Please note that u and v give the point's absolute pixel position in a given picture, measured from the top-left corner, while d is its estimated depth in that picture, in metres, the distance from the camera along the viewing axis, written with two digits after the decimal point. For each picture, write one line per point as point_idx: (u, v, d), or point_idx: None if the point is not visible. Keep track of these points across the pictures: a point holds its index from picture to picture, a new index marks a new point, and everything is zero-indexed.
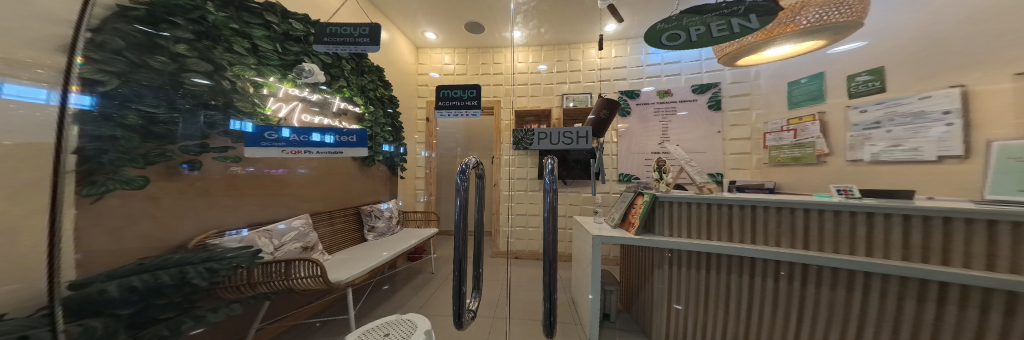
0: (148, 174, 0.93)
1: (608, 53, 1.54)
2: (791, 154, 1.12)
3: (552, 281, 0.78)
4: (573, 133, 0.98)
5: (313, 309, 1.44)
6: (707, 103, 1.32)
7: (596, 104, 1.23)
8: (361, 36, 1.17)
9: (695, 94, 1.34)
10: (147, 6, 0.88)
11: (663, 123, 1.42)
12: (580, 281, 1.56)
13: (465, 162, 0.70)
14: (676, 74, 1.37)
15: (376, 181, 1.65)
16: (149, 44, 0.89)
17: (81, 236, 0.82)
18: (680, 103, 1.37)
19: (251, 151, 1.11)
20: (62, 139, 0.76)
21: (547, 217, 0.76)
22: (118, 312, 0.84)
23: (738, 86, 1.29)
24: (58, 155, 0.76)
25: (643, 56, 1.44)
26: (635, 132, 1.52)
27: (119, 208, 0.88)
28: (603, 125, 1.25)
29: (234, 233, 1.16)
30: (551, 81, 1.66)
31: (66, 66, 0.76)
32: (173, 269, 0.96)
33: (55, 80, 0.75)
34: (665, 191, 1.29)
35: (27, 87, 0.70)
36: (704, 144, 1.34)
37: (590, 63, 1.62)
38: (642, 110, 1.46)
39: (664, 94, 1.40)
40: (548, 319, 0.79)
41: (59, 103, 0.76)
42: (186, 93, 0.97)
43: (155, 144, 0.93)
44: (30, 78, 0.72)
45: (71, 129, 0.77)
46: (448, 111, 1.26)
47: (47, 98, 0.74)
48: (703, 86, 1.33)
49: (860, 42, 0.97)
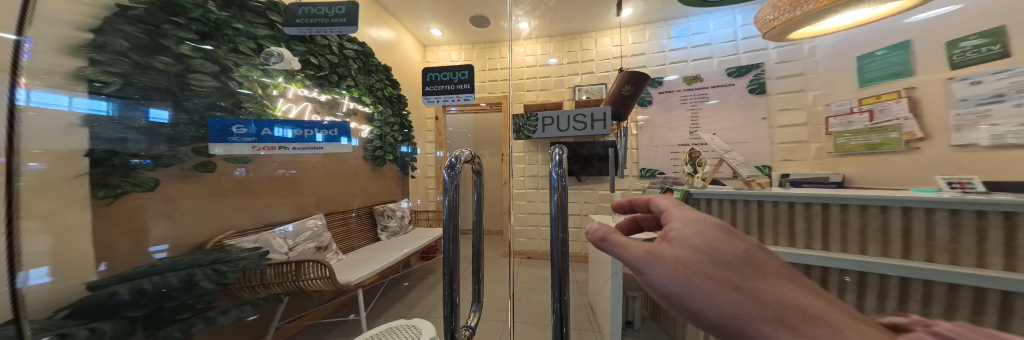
0: (160, 176, 0.94)
1: (624, 41, 1.44)
2: (865, 140, 0.88)
3: (562, 286, 0.66)
4: (586, 116, 0.84)
5: (327, 310, 1.36)
6: (748, 87, 1.13)
7: (615, 80, 1.08)
8: (335, 16, 1.07)
9: (731, 79, 1.17)
10: (146, 5, 0.89)
11: (692, 112, 1.24)
12: (598, 285, 1.42)
13: (454, 156, 0.59)
14: (707, 58, 1.22)
15: (390, 181, 1.57)
16: (152, 45, 0.91)
17: (99, 238, 0.84)
18: (712, 89, 1.21)
19: (213, 147, 1.03)
20: (13, 143, 0.69)
21: (553, 217, 0.65)
22: (130, 314, 0.85)
23: (785, 67, 1.08)
24: (10, 159, 0.69)
25: (665, 41, 1.31)
26: (657, 123, 1.33)
27: (134, 209, 0.90)
28: (627, 104, 1.07)
29: (282, 229, 1.26)
30: (562, 74, 1.52)
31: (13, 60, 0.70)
32: (182, 271, 0.96)
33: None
34: (700, 186, 1.16)
35: (80, 99, 0.79)
36: (744, 132, 1.13)
37: (603, 52, 1.52)
38: (665, 99, 1.31)
39: (692, 80, 1.24)
40: (559, 330, 0.68)
41: (15, 103, 0.70)
42: (192, 93, 0.98)
43: (166, 146, 0.94)
44: (42, 84, 0.73)
45: (22, 133, 0.71)
46: (438, 97, 1.03)
47: (106, 109, 0.83)
48: (740, 69, 1.15)
49: (952, 7, 0.77)
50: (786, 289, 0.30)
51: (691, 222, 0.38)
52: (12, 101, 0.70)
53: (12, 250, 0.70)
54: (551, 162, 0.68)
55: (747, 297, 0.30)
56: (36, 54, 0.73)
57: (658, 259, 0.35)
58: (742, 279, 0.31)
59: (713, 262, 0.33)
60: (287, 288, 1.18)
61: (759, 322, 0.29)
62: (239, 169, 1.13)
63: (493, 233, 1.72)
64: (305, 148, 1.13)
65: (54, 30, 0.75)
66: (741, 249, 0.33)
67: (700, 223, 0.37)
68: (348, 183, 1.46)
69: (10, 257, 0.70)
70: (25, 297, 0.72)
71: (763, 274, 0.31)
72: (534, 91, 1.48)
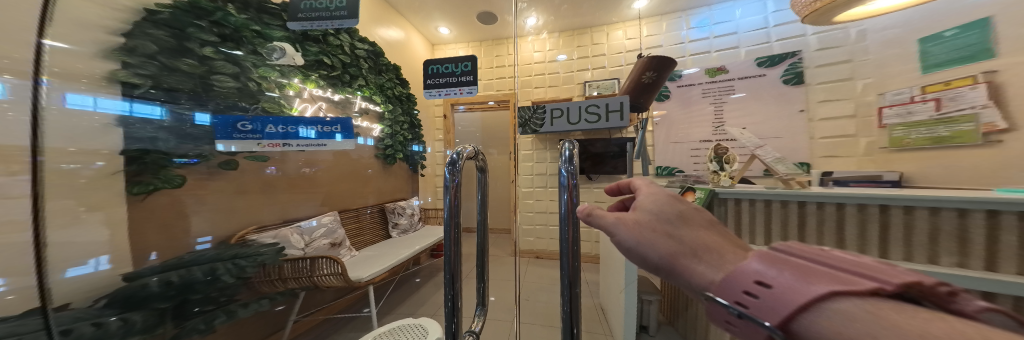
0: (186, 174, 0.99)
1: (638, 34, 1.50)
2: (930, 134, 0.75)
3: (571, 288, 0.63)
4: (599, 106, 0.78)
5: (342, 304, 1.39)
6: (781, 77, 1.15)
7: (635, 67, 1.00)
8: (337, 9, 0.92)
9: (761, 69, 1.20)
10: (170, 9, 0.95)
11: (716, 106, 1.31)
12: (609, 286, 1.37)
13: (455, 152, 0.59)
14: (733, 47, 1.25)
15: (402, 178, 1.62)
16: (177, 48, 0.96)
17: (134, 232, 0.91)
18: (739, 81, 1.26)
19: (222, 143, 1.04)
20: (37, 141, 0.74)
21: (564, 216, 0.61)
22: (159, 306, 0.91)
23: (826, 54, 0.99)
24: (37, 154, 0.75)
25: (685, 33, 1.36)
26: (675, 118, 1.41)
27: (165, 205, 0.96)
28: (649, 91, 0.97)
29: (308, 223, 1.33)
30: (574, 70, 1.58)
31: (35, 58, 0.74)
32: (205, 265, 1.01)
33: (21, 70, 0.72)
34: (727, 185, 1.07)
35: (138, 104, 0.89)
36: (776, 128, 1.15)
37: (616, 46, 1.55)
38: (685, 92, 1.39)
39: (715, 72, 1.31)
40: (569, 331, 0.64)
41: (35, 105, 0.74)
42: (216, 94, 1.03)
43: (193, 145, 0.99)
44: (64, 83, 0.78)
45: (46, 132, 0.76)
46: (439, 91, 0.96)
47: (159, 114, 0.92)
48: (773, 59, 1.15)
49: None
50: (709, 236, 0.35)
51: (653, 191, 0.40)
52: (65, 104, 0.78)
53: (37, 242, 0.74)
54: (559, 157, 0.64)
55: (684, 246, 0.33)
56: (55, 55, 0.76)
57: (623, 222, 0.36)
58: (681, 232, 0.34)
59: (665, 223, 0.35)
60: (303, 283, 1.20)
61: (686, 260, 0.32)
62: (271, 168, 1.21)
63: (499, 231, 1.70)
64: (311, 146, 1.12)
65: (80, 36, 0.81)
66: (684, 206, 0.37)
67: (660, 193, 0.39)
68: (363, 182, 1.51)
69: (36, 246, 0.74)
70: (53, 287, 0.76)
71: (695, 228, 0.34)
72: (541, 88, 1.55)
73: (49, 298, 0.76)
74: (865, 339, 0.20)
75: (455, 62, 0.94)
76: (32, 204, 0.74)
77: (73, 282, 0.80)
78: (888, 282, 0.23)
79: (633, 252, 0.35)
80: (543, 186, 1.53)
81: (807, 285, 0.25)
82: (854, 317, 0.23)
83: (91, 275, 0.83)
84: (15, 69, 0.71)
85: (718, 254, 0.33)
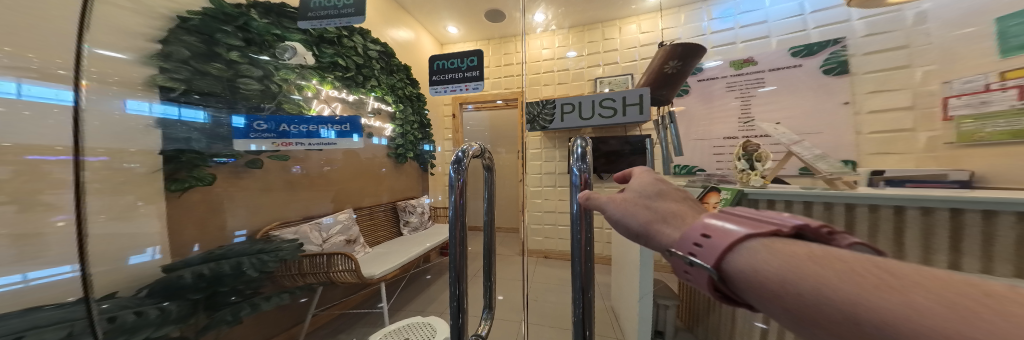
0: (217, 173, 1.06)
1: (653, 27, 1.35)
2: (1007, 126, 0.65)
3: (587, 291, 0.60)
4: (614, 100, 0.74)
5: (355, 301, 1.42)
6: (822, 66, 1.03)
7: (657, 55, 0.94)
8: (344, 6, 0.91)
9: (797, 59, 1.07)
10: (200, 16, 1.03)
11: (743, 100, 1.16)
12: (622, 289, 1.31)
13: (461, 150, 0.58)
14: (762, 37, 1.09)
15: (413, 177, 1.62)
16: (207, 53, 1.04)
17: (174, 226, 0.99)
18: (769, 72, 1.11)
19: (236, 142, 1.09)
20: (78, 140, 0.83)
21: (576, 215, 0.59)
22: (191, 296, 0.99)
23: (876, 40, 0.90)
24: (78, 154, 0.84)
25: (706, 24, 1.19)
26: (694, 114, 1.25)
27: (200, 201, 1.03)
28: (672, 84, 0.92)
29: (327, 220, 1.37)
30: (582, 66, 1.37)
31: (74, 62, 0.83)
32: (233, 259, 1.07)
33: (65, 79, 0.82)
34: (760, 185, 0.93)
35: (186, 109, 1.00)
36: (816, 122, 1.02)
37: (628, 40, 1.39)
38: (706, 87, 1.22)
39: (743, 64, 1.14)
40: (582, 332, 0.61)
41: (77, 105, 0.83)
42: (241, 96, 1.10)
43: (223, 145, 1.07)
44: (98, 85, 0.86)
45: (86, 130, 0.85)
46: (445, 87, 0.96)
47: (201, 117, 1.02)
48: (811, 48, 1.03)
49: None
50: (673, 207, 0.42)
51: (644, 179, 0.48)
52: (126, 109, 0.90)
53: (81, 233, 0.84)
54: (571, 156, 0.60)
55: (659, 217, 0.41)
56: (92, 61, 0.85)
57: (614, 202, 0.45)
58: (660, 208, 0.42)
59: (648, 202, 0.44)
60: (320, 278, 1.25)
61: (658, 226, 0.40)
62: (296, 167, 1.27)
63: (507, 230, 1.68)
64: (320, 145, 1.14)
65: (120, 43, 0.89)
66: (666, 188, 0.45)
67: (649, 180, 0.47)
68: (377, 180, 1.54)
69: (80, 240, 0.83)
70: (94, 281, 0.85)
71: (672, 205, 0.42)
72: (550, 85, 1.42)
73: (91, 288, 0.85)
74: (770, 266, 0.28)
75: (462, 58, 0.92)
76: (76, 201, 0.83)
77: (124, 272, 0.90)
78: (790, 224, 0.30)
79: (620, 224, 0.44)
80: (553, 186, 1.50)
81: (734, 233, 0.30)
82: (763, 252, 0.29)
83: (146, 263, 0.94)
84: (53, 73, 0.80)
85: (674, 220, 0.40)
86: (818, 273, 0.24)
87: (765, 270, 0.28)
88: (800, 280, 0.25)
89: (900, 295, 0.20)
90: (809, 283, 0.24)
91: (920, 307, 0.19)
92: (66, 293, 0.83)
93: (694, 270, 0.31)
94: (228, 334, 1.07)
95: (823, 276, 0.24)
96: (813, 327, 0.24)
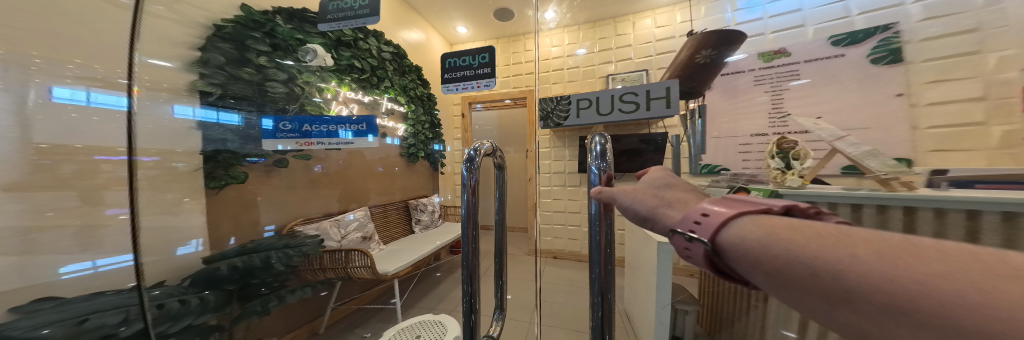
0: (248, 171, 1.14)
1: (670, 20, 1.19)
2: None
3: (604, 295, 0.57)
4: (638, 94, 0.70)
5: (371, 296, 1.45)
6: (868, 56, 0.88)
7: (686, 45, 0.87)
8: (359, 8, 0.93)
9: (838, 49, 0.93)
10: (232, 24, 1.10)
11: (774, 94, 1.01)
12: (637, 293, 1.25)
13: (472, 148, 0.57)
14: (797, 26, 0.95)
15: (424, 177, 1.64)
16: (239, 59, 1.11)
17: (213, 221, 1.07)
18: (806, 63, 0.97)
19: (265, 143, 1.18)
20: (132, 142, 0.90)
21: (595, 217, 0.57)
22: (227, 287, 1.05)
23: (937, 24, 0.79)
24: (132, 155, 0.90)
25: (731, 15, 1.02)
26: (717, 111, 1.08)
27: (234, 198, 1.11)
28: (703, 76, 0.83)
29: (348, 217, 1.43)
30: (592, 63, 1.15)
31: (126, 68, 0.90)
32: (262, 253, 1.14)
33: (121, 86, 0.89)
34: (796, 185, 0.82)
35: (223, 114, 1.08)
36: (860, 116, 0.89)
37: (642, 36, 1.22)
38: (731, 81, 1.06)
39: (772, 56, 1.00)
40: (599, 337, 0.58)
41: (131, 110, 0.91)
42: (269, 99, 1.18)
43: (254, 145, 1.15)
44: (149, 90, 0.93)
45: (139, 133, 0.92)
46: (457, 85, 0.95)
47: (236, 121, 1.11)
48: (855, 35, 0.91)
49: None
50: (680, 195, 0.42)
51: (654, 170, 0.48)
52: (173, 115, 0.98)
53: (135, 227, 0.91)
54: (590, 153, 0.58)
55: (665, 202, 0.42)
56: (143, 68, 0.92)
57: (623, 190, 0.46)
58: (666, 194, 0.43)
59: (656, 189, 0.44)
60: (338, 273, 1.29)
61: (663, 209, 0.41)
62: (317, 166, 1.34)
63: (517, 230, 1.65)
64: (340, 144, 1.18)
65: (167, 52, 0.96)
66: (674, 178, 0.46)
67: (658, 171, 0.48)
68: (392, 179, 1.58)
69: (134, 233, 0.90)
70: (144, 269, 0.93)
71: (678, 191, 0.43)
72: (559, 84, 1.22)
73: (142, 277, 0.92)
74: (762, 240, 0.29)
75: (473, 54, 0.92)
76: (129, 197, 0.90)
77: (172, 261, 0.99)
78: (777, 201, 0.32)
79: (628, 210, 0.44)
80: (562, 185, 1.46)
81: (727, 210, 0.32)
82: (751, 225, 0.31)
83: (189, 255, 1.01)
84: (111, 81, 0.88)
85: (680, 205, 0.40)
86: (799, 243, 0.27)
87: (750, 240, 0.31)
88: (783, 248, 0.28)
89: (854, 249, 0.23)
90: (788, 249, 0.27)
91: (869, 259, 0.22)
92: (125, 279, 0.90)
93: (692, 245, 0.33)
94: (257, 324, 1.14)
95: (798, 242, 0.27)
96: (788, 286, 0.27)
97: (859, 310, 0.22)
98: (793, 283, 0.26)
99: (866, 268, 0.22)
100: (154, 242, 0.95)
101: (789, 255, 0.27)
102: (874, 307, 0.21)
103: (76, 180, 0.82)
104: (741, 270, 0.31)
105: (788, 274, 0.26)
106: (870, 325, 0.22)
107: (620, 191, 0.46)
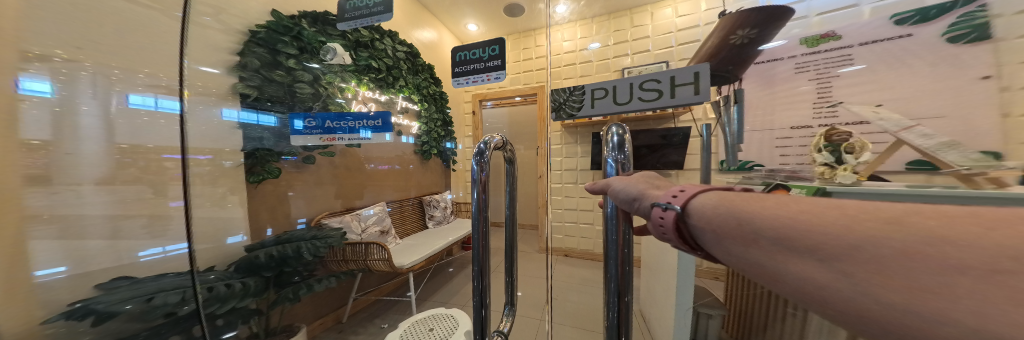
0: (282, 167, 1.23)
1: (693, 9, 1.03)
2: None
3: (621, 297, 0.54)
4: (660, 81, 0.64)
5: (389, 288, 1.50)
6: (948, 34, 0.70)
7: (718, 27, 0.77)
8: (374, 6, 0.96)
9: (902, 29, 0.75)
10: (266, 29, 1.18)
11: (820, 83, 0.83)
12: (654, 295, 1.18)
13: (483, 141, 0.55)
14: (853, 5, 0.78)
15: (436, 174, 1.72)
16: (272, 62, 1.19)
17: (254, 213, 1.17)
18: (859, 46, 0.78)
19: (294, 139, 1.25)
20: (185, 142, 0.99)
21: (612, 215, 0.54)
22: (265, 274, 1.13)
23: None
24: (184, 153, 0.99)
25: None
26: (752, 103, 0.87)
27: (271, 192, 1.21)
28: (741, 59, 0.75)
29: (369, 212, 1.50)
30: (607, 57, 1.01)
31: (178, 75, 0.98)
32: (294, 244, 1.21)
33: (173, 91, 0.98)
34: (850, 183, 0.71)
35: (263, 116, 1.18)
36: (934, 101, 0.72)
37: (661, 25, 1.11)
38: (767, 70, 0.85)
39: (821, 40, 0.80)
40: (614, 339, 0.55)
41: (183, 112, 0.99)
42: (298, 100, 1.26)
43: (287, 143, 1.24)
44: (201, 94, 1.02)
45: (190, 134, 1.00)
46: (467, 79, 0.95)
47: (273, 122, 1.20)
48: (925, 13, 0.73)
49: None
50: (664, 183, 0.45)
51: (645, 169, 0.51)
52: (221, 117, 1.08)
53: (189, 218, 1.01)
54: (607, 144, 0.54)
55: (649, 184, 0.44)
56: (193, 74, 1.00)
57: (620, 177, 0.47)
58: (651, 181, 0.46)
59: (646, 178, 0.47)
60: (359, 266, 1.33)
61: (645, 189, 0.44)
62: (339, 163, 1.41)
63: (529, 227, 1.62)
64: (354, 140, 1.25)
65: (211, 58, 1.05)
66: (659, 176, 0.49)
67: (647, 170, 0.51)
68: (408, 174, 1.65)
69: (189, 223, 1.01)
70: (200, 256, 1.03)
71: (661, 181, 0.46)
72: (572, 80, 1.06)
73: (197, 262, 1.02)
74: (716, 205, 0.34)
75: (484, 47, 0.90)
76: (184, 191, 0.99)
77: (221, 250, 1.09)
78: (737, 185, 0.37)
79: (619, 192, 0.45)
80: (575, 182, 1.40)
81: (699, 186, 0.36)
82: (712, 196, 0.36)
83: (236, 244, 1.12)
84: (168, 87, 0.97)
85: (665, 187, 0.43)
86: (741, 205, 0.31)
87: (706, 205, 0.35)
88: (730, 210, 0.32)
89: (767, 204, 0.29)
90: (731, 208, 0.32)
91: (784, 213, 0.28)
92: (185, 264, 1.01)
93: (667, 214, 0.35)
94: (291, 310, 1.23)
95: (741, 204, 0.32)
96: (725, 240, 0.31)
97: (764, 248, 0.28)
98: (725, 233, 0.31)
99: (773, 215, 0.28)
100: (206, 232, 1.05)
101: (728, 212, 0.32)
102: (775, 245, 0.27)
103: (145, 176, 0.93)
104: (690, 230, 0.35)
105: (725, 227, 0.32)
106: (767, 258, 0.28)
107: (617, 177, 0.48)
